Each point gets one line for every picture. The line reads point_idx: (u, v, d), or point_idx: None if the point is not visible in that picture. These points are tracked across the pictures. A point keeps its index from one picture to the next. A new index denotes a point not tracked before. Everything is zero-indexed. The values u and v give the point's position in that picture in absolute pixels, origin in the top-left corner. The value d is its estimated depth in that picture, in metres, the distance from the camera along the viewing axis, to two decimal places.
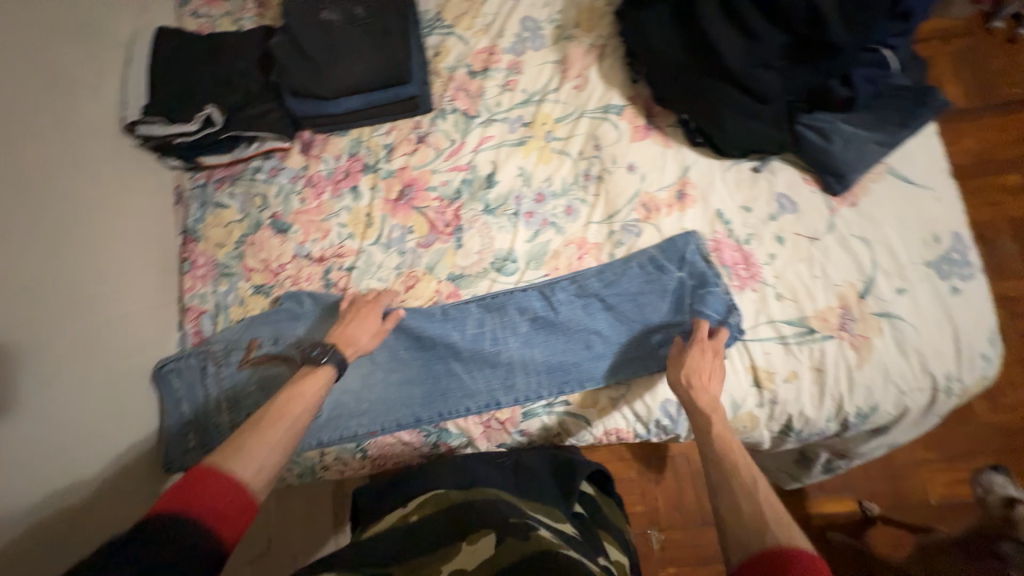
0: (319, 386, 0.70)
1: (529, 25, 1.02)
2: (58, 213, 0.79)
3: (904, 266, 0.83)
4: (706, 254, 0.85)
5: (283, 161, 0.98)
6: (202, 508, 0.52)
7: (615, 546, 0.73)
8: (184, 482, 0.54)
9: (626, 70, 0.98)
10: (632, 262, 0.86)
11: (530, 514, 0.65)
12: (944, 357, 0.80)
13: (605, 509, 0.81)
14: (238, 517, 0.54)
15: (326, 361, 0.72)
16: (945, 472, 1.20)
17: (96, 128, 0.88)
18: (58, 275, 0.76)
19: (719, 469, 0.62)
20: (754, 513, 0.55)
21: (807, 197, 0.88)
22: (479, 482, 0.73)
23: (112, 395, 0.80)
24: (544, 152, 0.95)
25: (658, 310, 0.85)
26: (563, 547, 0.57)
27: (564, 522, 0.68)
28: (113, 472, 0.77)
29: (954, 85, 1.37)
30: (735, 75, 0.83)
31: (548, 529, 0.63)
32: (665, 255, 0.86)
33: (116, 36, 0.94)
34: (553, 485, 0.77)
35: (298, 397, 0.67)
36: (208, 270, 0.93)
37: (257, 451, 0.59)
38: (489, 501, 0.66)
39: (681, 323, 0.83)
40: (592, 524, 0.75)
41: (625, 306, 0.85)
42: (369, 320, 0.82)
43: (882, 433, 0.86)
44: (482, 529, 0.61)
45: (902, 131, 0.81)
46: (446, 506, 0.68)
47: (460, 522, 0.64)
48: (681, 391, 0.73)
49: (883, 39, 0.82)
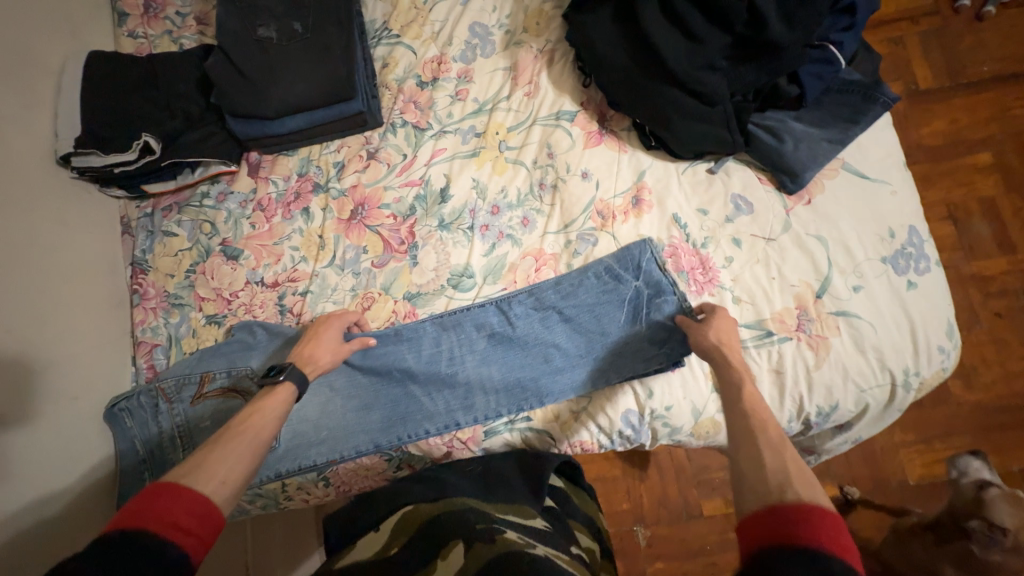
0: (279, 403, 0.69)
1: (478, 31, 1.00)
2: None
3: (860, 263, 0.82)
4: (661, 262, 0.83)
5: (231, 185, 0.96)
6: (160, 521, 0.48)
7: (585, 534, 0.73)
8: (137, 499, 0.50)
9: (577, 75, 0.96)
10: (589, 272, 0.85)
11: (497, 517, 0.64)
12: (902, 352, 0.80)
13: (574, 499, 0.79)
14: (201, 533, 0.51)
15: (284, 379, 0.72)
16: (926, 455, 1.18)
17: (29, 163, 0.85)
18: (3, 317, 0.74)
19: (747, 424, 0.58)
20: (778, 464, 0.52)
21: (762, 198, 0.87)
22: (452, 492, 0.71)
23: (63, 437, 0.78)
24: (498, 162, 0.93)
25: (617, 319, 0.83)
26: (530, 545, 0.57)
27: (535, 518, 0.67)
28: (70, 514, 0.75)
29: (922, 66, 1.35)
30: (680, 80, 0.82)
31: (520, 530, 0.62)
32: (621, 264, 0.84)
33: (46, 65, 0.90)
34: (525, 484, 0.75)
35: (262, 411, 0.67)
36: (159, 301, 0.92)
37: (215, 464, 0.57)
38: (456, 512, 0.64)
39: (639, 333, 0.82)
40: (563, 513, 0.74)
41: (583, 318, 0.84)
42: (323, 333, 0.80)
43: (845, 428, 0.86)
44: (452, 539, 0.58)
45: (852, 128, 0.84)
46: (414, 519, 0.65)
47: (427, 537, 0.61)
48: (711, 348, 0.71)
49: (827, 36, 0.81)
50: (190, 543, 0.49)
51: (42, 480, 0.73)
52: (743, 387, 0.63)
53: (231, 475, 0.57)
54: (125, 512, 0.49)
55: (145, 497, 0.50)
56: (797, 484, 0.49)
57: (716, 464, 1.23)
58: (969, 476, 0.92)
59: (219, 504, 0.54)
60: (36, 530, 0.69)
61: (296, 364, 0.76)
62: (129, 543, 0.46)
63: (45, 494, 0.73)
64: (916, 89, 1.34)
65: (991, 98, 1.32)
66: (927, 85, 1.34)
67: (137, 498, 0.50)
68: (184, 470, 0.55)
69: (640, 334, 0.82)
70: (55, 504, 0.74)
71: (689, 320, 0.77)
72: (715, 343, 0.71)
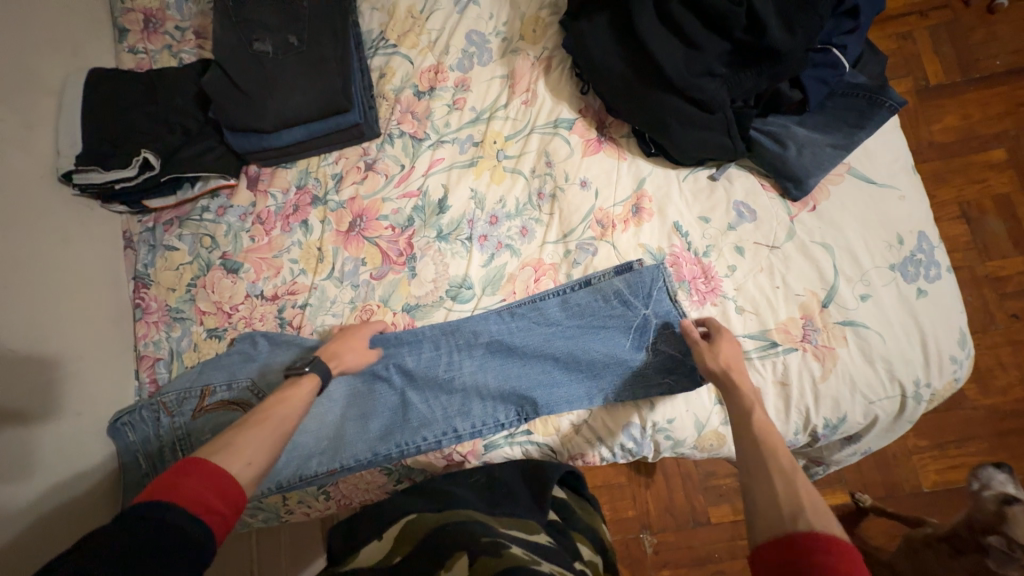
0: (304, 394, 0.69)
1: (474, 39, 0.99)
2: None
3: (868, 271, 0.80)
4: (673, 293, 0.80)
5: (230, 199, 0.97)
6: (188, 499, 0.48)
7: (587, 546, 0.71)
8: (168, 473, 0.50)
9: (574, 82, 0.95)
10: (596, 294, 0.82)
11: (505, 532, 0.62)
12: (912, 363, 0.78)
13: (577, 510, 0.77)
14: (225, 512, 0.50)
15: (309, 370, 0.73)
16: (939, 460, 1.15)
17: (31, 182, 0.86)
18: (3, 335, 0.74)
19: (756, 450, 0.59)
20: (789, 495, 0.53)
21: (766, 204, 0.85)
22: (457, 503, 0.69)
23: (65, 453, 0.79)
24: (496, 172, 0.92)
25: (622, 345, 0.81)
26: (536, 562, 0.54)
27: (540, 533, 0.65)
28: (72, 531, 0.75)
29: (932, 61, 1.31)
30: (678, 88, 0.80)
31: (526, 545, 0.60)
32: (632, 290, 0.81)
33: (46, 83, 0.91)
34: (529, 494, 0.73)
35: (287, 401, 0.66)
36: (161, 315, 0.93)
37: (243, 447, 0.56)
38: (460, 523, 0.62)
39: (643, 360, 0.80)
40: (565, 526, 0.72)
41: (587, 338, 0.82)
42: (355, 338, 0.81)
43: (854, 440, 0.83)
44: (456, 551, 0.56)
45: (858, 132, 0.82)
46: (421, 532, 0.64)
47: (433, 548, 0.59)
48: (719, 372, 0.71)
49: (830, 39, 0.79)
50: (214, 522, 0.49)
51: (43, 495, 0.73)
52: (755, 411, 0.64)
53: (257, 458, 0.56)
54: (154, 485, 0.49)
55: (176, 471, 0.50)
56: (809, 514, 0.49)
57: (723, 470, 1.21)
58: (991, 489, 0.86)
59: (244, 485, 0.54)
60: (38, 547, 0.69)
61: (323, 357, 0.77)
62: (156, 516, 0.46)
63: (47, 510, 0.73)
64: (926, 85, 1.31)
65: (1005, 91, 1.28)
66: (938, 80, 1.31)
67: (168, 472, 0.50)
68: (212, 449, 0.56)
69: (646, 362, 0.80)
70: (57, 519, 0.74)
71: (695, 337, 0.75)
72: (725, 369, 0.71)
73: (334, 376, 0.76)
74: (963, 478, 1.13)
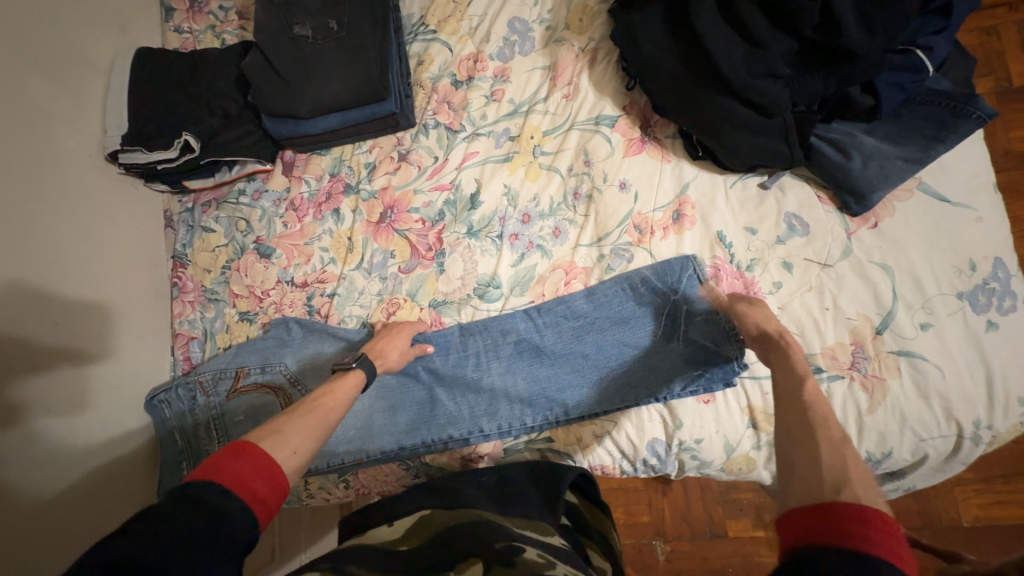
0: (348, 389, 0.69)
1: (517, 27, 0.95)
2: (40, 247, 0.78)
3: (932, 298, 0.73)
4: (702, 278, 0.78)
5: (266, 183, 0.98)
6: (234, 481, 0.48)
7: (597, 554, 0.66)
8: (220, 453, 0.50)
9: (619, 76, 0.90)
10: (625, 285, 0.80)
11: (517, 533, 0.58)
12: (973, 402, 0.71)
13: (586, 516, 0.73)
14: (270, 500, 0.50)
15: (357, 367, 0.72)
16: (985, 496, 1.06)
17: (80, 162, 0.88)
18: (43, 312, 0.76)
19: (804, 422, 0.52)
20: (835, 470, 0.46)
21: (821, 218, 0.79)
22: (470, 501, 0.66)
23: (108, 420, 0.82)
24: (531, 168, 0.89)
25: (653, 334, 0.79)
26: (551, 565, 0.50)
27: (555, 535, 0.61)
28: (112, 493, 0.79)
29: (1017, 59, 1.17)
30: (735, 89, 0.74)
31: (538, 545, 0.56)
32: (659, 277, 0.79)
33: (97, 63, 0.94)
34: (540, 496, 0.69)
35: (330, 394, 0.67)
36: (196, 295, 0.96)
37: (289, 436, 0.56)
38: (474, 526, 0.59)
39: (672, 351, 0.78)
40: (576, 531, 0.68)
41: (612, 329, 0.80)
42: (396, 337, 0.80)
43: (897, 476, 0.77)
44: (470, 557, 0.54)
45: (936, 146, 0.74)
46: (433, 528, 0.62)
47: (447, 547, 0.57)
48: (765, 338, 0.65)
49: (914, 39, 0.71)
50: (258, 509, 0.48)
51: (87, 460, 0.77)
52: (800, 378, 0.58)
53: (303, 447, 0.56)
54: (208, 463, 0.49)
55: (228, 452, 0.51)
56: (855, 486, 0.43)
57: (744, 484, 1.16)
58: None
59: (288, 473, 0.53)
60: (78, 504, 0.73)
61: (371, 355, 0.76)
62: (202, 495, 0.46)
63: (88, 476, 0.76)
64: (1009, 87, 1.18)
65: None
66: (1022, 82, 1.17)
67: (221, 453, 0.50)
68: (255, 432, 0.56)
69: (676, 351, 0.77)
70: (98, 489, 0.77)
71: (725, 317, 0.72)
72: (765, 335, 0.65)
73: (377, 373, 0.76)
74: (1010, 516, 1.04)
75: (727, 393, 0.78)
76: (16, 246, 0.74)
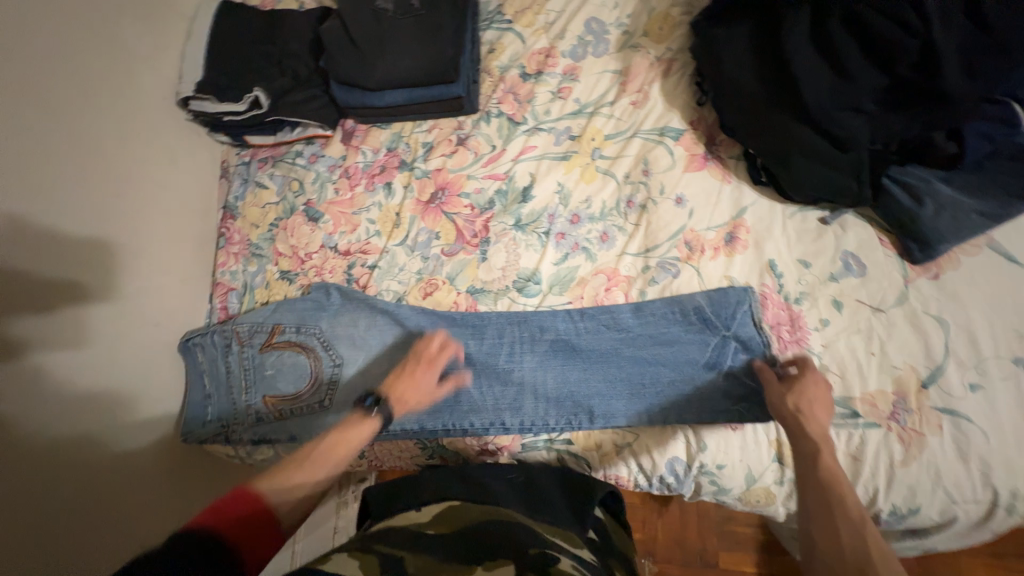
0: (361, 438, 0.66)
1: (594, 27, 0.95)
2: (75, 189, 0.76)
3: (987, 359, 0.71)
4: (757, 318, 0.76)
5: (323, 149, 0.99)
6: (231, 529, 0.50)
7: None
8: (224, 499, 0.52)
9: (692, 90, 0.89)
10: (677, 305, 0.79)
11: (549, 540, 0.57)
12: (1016, 472, 0.68)
13: (613, 534, 0.70)
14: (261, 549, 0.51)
15: (376, 414, 0.68)
16: (995, 572, 1.02)
17: (153, 102, 0.91)
18: (68, 253, 0.75)
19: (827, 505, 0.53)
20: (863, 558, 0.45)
21: (880, 261, 0.77)
22: (499, 500, 0.65)
23: (143, 357, 0.84)
24: (587, 170, 0.88)
25: (695, 360, 0.78)
26: None
27: (583, 548, 0.59)
28: (135, 432, 0.81)
29: None
30: (814, 118, 0.74)
31: (571, 557, 0.55)
32: (714, 308, 0.78)
33: (181, 9, 0.99)
34: (568, 506, 0.69)
35: (345, 442, 0.64)
36: (241, 248, 0.97)
37: (291, 488, 0.57)
38: (506, 527, 0.58)
39: (710, 380, 0.76)
40: (605, 550, 0.64)
41: (655, 347, 0.79)
42: (419, 383, 0.76)
43: (918, 535, 0.75)
44: (501, 557, 0.51)
45: (1017, 204, 0.72)
46: (462, 521, 0.59)
47: (477, 541, 0.55)
48: (789, 415, 0.65)
49: (1012, 91, 0.69)
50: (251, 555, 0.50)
51: (118, 393, 0.79)
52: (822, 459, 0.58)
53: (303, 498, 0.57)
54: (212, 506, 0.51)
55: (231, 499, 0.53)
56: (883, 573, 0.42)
57: (743, 518, 1.14)
58: None
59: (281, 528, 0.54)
60: (101, 435, 0.75)
61: (391, 398, 0.72)
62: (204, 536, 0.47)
63: (116, 409, 0.78)
64: None
65: None
66: None
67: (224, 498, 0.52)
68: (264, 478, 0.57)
69: (713, 378, 0.76)
70: (122, 423, 0.79)
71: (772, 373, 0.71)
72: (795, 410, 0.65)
73: (394, 417, 0.72)
74: None
75: (758, 424, 0.76)
76: (67, 184, 0.75)
